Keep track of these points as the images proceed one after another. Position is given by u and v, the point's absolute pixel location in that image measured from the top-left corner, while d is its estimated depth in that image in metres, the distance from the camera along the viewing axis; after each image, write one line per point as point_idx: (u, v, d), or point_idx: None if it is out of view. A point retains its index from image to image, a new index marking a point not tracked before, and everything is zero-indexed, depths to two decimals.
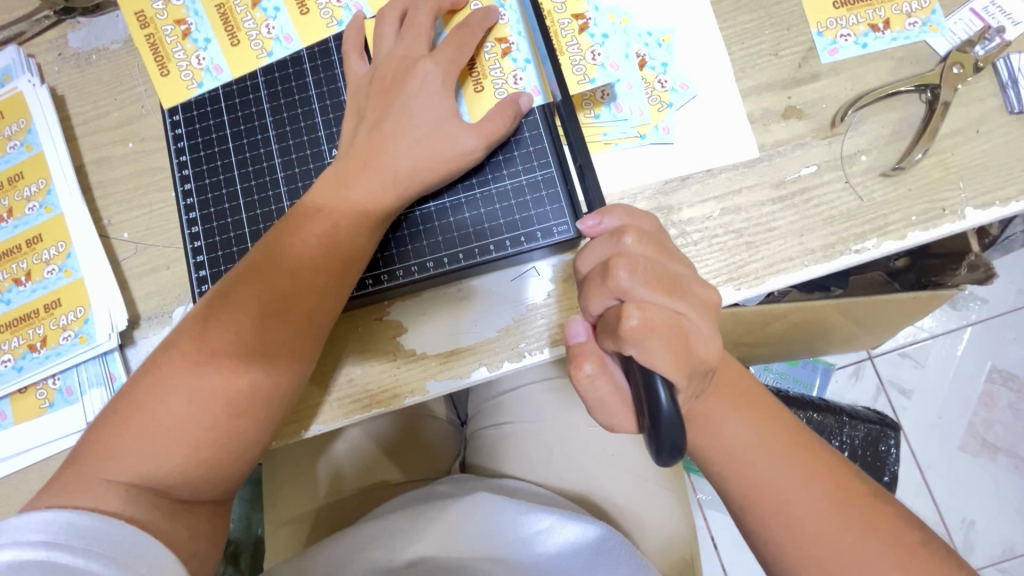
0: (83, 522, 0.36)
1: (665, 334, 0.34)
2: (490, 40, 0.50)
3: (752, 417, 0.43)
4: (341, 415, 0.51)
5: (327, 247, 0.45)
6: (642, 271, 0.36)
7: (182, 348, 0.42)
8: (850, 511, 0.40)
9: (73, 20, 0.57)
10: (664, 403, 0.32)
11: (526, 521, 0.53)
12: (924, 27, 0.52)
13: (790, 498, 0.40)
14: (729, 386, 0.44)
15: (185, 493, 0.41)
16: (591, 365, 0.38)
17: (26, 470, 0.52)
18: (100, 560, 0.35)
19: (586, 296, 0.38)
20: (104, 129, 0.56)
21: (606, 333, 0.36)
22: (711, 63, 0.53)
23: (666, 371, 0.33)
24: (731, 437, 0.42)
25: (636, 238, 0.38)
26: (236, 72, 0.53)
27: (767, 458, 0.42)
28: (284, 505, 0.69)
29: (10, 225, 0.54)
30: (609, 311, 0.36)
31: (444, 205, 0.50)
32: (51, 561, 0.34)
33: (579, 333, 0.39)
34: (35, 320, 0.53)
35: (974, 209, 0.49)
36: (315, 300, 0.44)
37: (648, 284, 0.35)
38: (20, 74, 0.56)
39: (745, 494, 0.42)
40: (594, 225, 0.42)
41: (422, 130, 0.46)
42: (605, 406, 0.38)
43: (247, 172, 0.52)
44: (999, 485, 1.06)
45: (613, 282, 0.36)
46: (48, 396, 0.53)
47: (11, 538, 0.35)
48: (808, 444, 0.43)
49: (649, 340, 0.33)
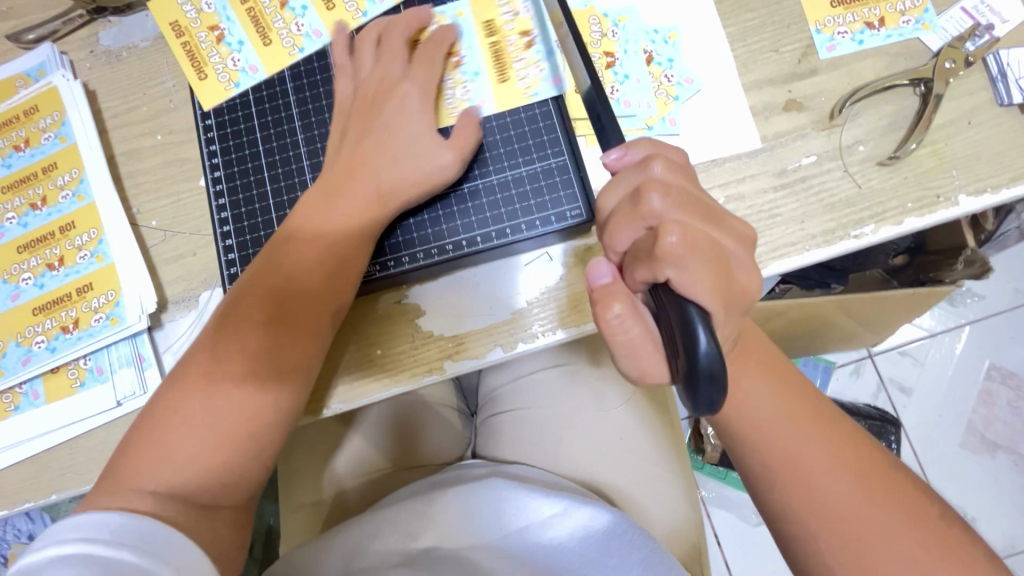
0: (116, 520, 0.38)
1: (704, 256, 0.35)
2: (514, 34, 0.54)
3: (779, 387, 0.45)
4: (361, 395, 0.53)
5: (330, 248, 0.48)
6: (674, 197, 0.37)
7: (220, 333, 0.46)
8: (868, 482, 0.42)
9: (105, 19, 0.60)
10: (703, 346, 0.32)
11: (536, 506, 0.55)
12: (918, 25, 0.55)
13: (812, 466, 0.42)
14: (759, 356, 0.45)
15: (217, 461, 0.43)
16: (622, 306, 0.37)
17: (57, 448, 0.53)
18: (134, 551, 0.36)
19: (614, 230, 0.39)
20: (134, 122, 0.59)
21: (637, 263, 0.37)
22: (715, 59, 0.55)
23: (707, 301, 0.34)
24: (759, 404, 0.44)
25: (663, 167, 0.39)
26: (270, 69, 0.56)
27: (793, 427, 0.43)
28: (301, 489, 0.71)
29: (43, 212, 0.57)
30: (641, 239, 0.37)
31: (463, 191, 0.53)
32: (114, 556, 0.36)
33: (605, 274, 0.39)
34: (68, 303, 0.55)
35: (967, 196, 0.52)
36: (333, 285, 0.48)
37: (680, 208, 0.37)
38: (55, 70, 0.59)
39: (763, 457, 0.44)
40: (617, 159, 0.41)
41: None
42: (632, 353, 0.38)
43: (274, 160, 0.55)
44: (999, 480, 1.07)
45: (645, 209, 0.37)
46: (79, 375, 0.55)
47: (78, 534, 0.36)
48: (830, 417, 0.44)
49: (688, 262, 0.35)
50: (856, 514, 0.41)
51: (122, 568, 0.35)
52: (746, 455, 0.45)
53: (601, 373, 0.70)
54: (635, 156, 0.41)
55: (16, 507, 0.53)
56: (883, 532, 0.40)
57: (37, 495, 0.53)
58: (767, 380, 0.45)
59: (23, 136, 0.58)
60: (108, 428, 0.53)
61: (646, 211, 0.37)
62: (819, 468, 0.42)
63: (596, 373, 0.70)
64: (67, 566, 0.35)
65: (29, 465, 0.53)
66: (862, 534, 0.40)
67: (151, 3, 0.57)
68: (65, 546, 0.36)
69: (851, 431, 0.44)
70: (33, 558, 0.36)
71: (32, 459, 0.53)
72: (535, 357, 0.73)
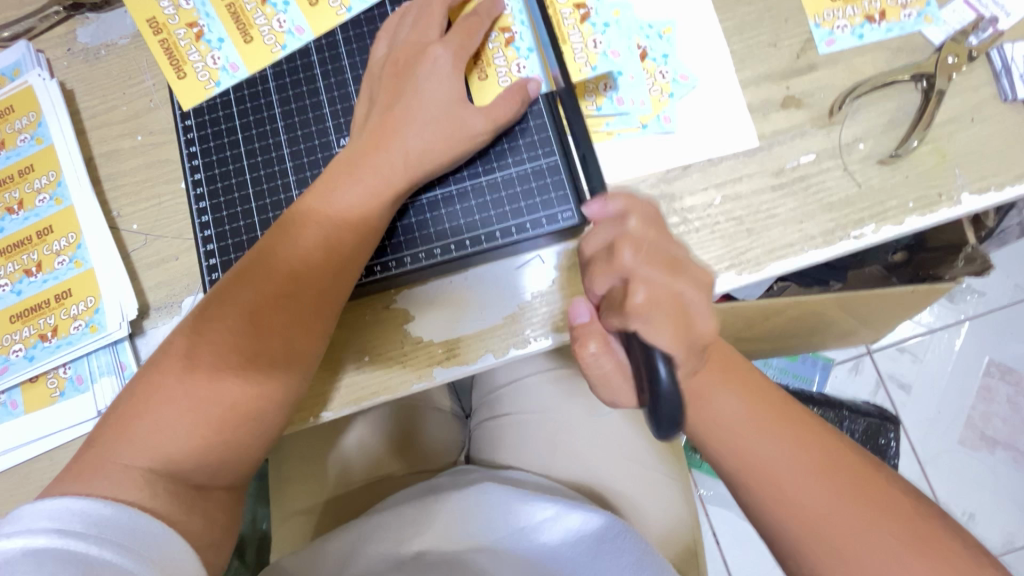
0: (99, 511, 0.37)
1: (668, 312, 0.34)
2: (495, 29, 0.51)
3: (746, 393, 0.44)
4: (349, 402, 0.52)
5: (334, 231, 0.46)
6: (646, 252, 0.36)
7: (195, 332, 0.43)
8: (856, 485, 0.40)
9: (82, 15, 0.58)
10: (664, 380, 0.32)
11: (531, 511, 0.53)
12: (920, 18, 0.53)
13: (784, 471, 0.41)
14: (724, 363, 0.45)
15: (196, 474, 0.41)
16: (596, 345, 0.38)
17: (37, 459, 0.52)
18: (113, 548, 0.35)
19: (591, 278, 0.39)
20: (113, 122, 0.57)
21: (610, 311, 0.36)
22: (711, 54, 0.54)
23: (672, 347, 0.34)
24: (726, 411, 0.43)
25: (640, 221, 0.38)
26: (251, 68, 0.54)
27: (761, 432, 0.42)
28: (293, 495, 0.70)
29: (20, 216, 0.55)
30: (613, 290, 0.37)
31: (451, 193, 0.51)
32: (65, 548, 0.34)
33: (583, 314, 0.39)
34: (46, 310, 0.53)
35: (969, 195, 0.50)
36: (325, 281, 0.45)
37: (649, 263, 0.36)
38: (31, 68, 0.57)
39: (746, 473, 0.42)
40: (600, 210, 0.40)
41: (430, 116, 0.47)
42: (607, 384, 0.39)
43: (256, 162, 0.53)
44: (998, 477, 1.06)
45: (618, 262, 0.36)
46: (59, 384, 0.53)
47: (25, 526, 0.35)
48: (803, 421, 0.43)
49: (653, 321, 0.34)
50: (848, 523, 0.39)
51: (75, 560, 0.34)
52: (720, 464, 0.44)
53: None
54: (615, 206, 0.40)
55: None
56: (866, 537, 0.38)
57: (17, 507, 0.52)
58: (732, 386, 0.44)
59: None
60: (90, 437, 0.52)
61: (618, 264, 0.36)
62: (792, 473, 0.41)
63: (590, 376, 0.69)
64: (39, 564, 0.34)
65: (8, 477, 0.52)
66: (856, 543, 0.38)
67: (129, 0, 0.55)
68: (12, 540, 0.34)
69: (825, 433, 0.43)
70: (1, 548, 0.34)
71: (11, 471, 0.52)
72: (529, 360, 0.71)
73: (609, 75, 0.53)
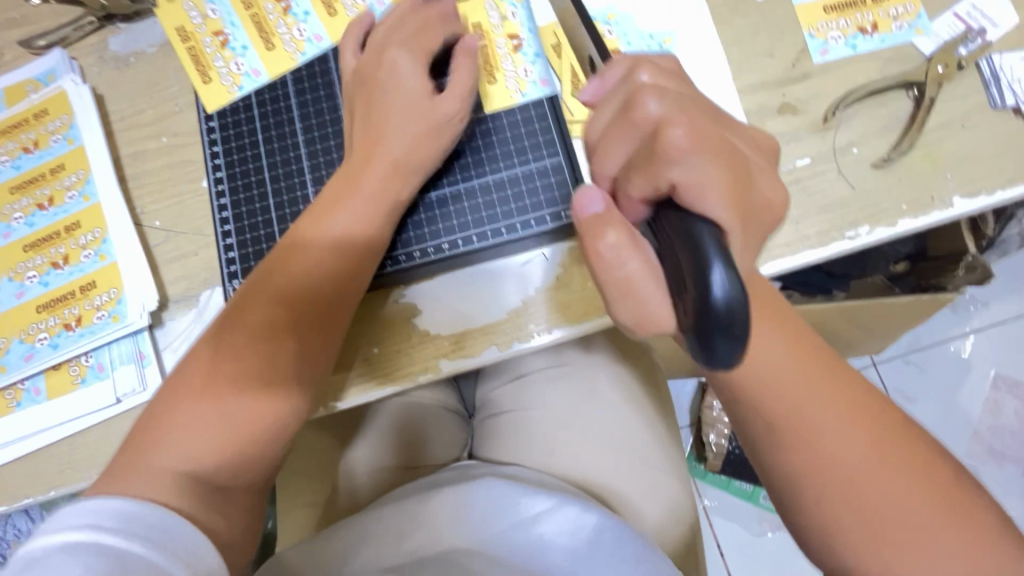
0: (129, 507, 0.37)
1: (710, 154, 0.34)
2: (504, 38, 0.56)
3: (797, 347, 0.42)
4: (357, 393, 0.54)
5: (340, 243, 0.49)
6: (669, 102, 0.36)
7: (220, 332, 0.46)
8: (893, 456, 0.40)
9: (113, 26, 0.62)
10: (719, 273, 0.29)
11: (528, 504, 0.54)
12: (910, 30, 0.55)
13: (833, 432, 0.40)
14: (777, 317, 0.43)
15: (211, 455, 0.43)
16: (617, 236, 0.36)
17: (58, 444, 0.54)
18: (143, 542, 0.36)
19: (610, 158, 0.38)
20: (139, 125, 0.60)
21: (634, 177, 0.36)
22: (709, 63, 0.56)
23: (722, 214, 0.33)
24: (778, 362, 0.41)
25: (651, 75, 0.39)
26: (273, 73, 0.57)
27: (811, 387, 0.41)
28: (301, 490, 0.73)
29: (50, 212, 0.58)
30: (639, 149, 0.36)
31: (458, 192, 0.54)
32: (97, 542, 0.35)
33: (595, 204, 0.37)
34: (71, 301, 0.56)
35: (961, 198, 0.52)
36: (343, 290, 0.49)
37: (679, 110, 0.36)
38: (64, 74, 0.60)
39: (790, 445, 0.41)
40: (598, 89, 0.40)
41: (442, 122, 0.50)
42: (630, 295, 0.36)
43: (275, 161, 0.56)
44: (1007, 491, 1.05)
45: (639, 116, 0.36)
46: (80, 371, 0.55)
47: (60, 522, 0.36)
48: (854, 382, 0.42)
49: (693, 160, 0.33)
50: (882, 499, 0.39)
51: (108, 554, 0.34)
52: (763, 437, 0.42)
53: (597, 375, 0.70)
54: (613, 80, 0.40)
55: (16, 502, 0.54)
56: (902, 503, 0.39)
57: (38, 491, 0.54)
58: (783, 335, 0.42)
59: (33, 138, 0.60)
60: (110, 423, 0.54)
61: (642, 117, 0.36)
62: (840, 434, 0.40)
63: (591, 374, 0.70)
64: (74, 556, 0.34)
65: (30, 461, 0.54)
66: (890, 514, 0.39)
67: (160, 12, 0.59)
68: (48, 536, 0.35)
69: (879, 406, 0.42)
70: (38, 544, 0.35)
71: (33, 455, 0.54)
72: (532, 359, 0.73)
73: None
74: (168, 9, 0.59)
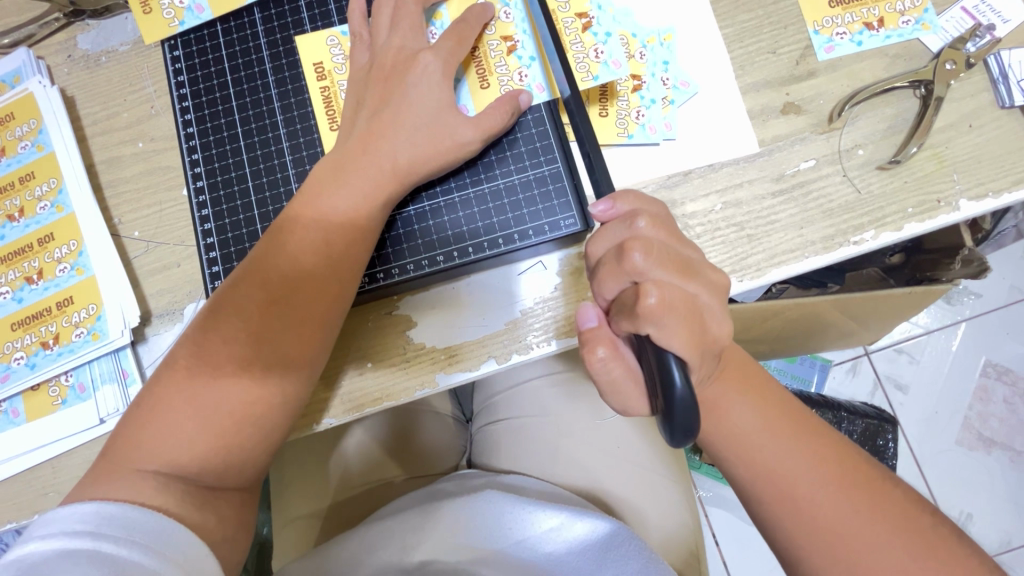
0: (122, 513, 0.38)
1: (681, 315, 0.35)
2: (571, 17, 0.53)
3: (762, 404, 0.44)
4: (351, 409, 0.52)
5: (312, 263, 0.46)
6: (657, 254, 0.37)
7: (198, 359, 0.44)
8: (857, 492, 0.40)
9: (82, 22, 0.58)
10: (679, 385, 0.33)
11: (535, 519, 0.53)
12: (917, 25, 0.54)
13: (799, 482, 0.41)
14: (739, 371, 0.45)
15: (204, 478, 0.42)
16: (605, 350, 0.39)
17: (40, 467, 0.52)
18: (141, 549, 0.36)
19: (600, 284, 0.40)
20: (114, 129, 0.57)
21: (621, 316, 0.37)
22: (712, 61, 0.54)
23: (684, 350, 0.35)
24: (743, 420, 0.43)
25: (649, 221, 0.39)
26: (305, 53, 0.54)
27: (778, 443, 0.42)
28: (294, 501, 0.69)
29: (21, 224, 0.55)
30: (625, 293, 0.38)
31: (453, 200, 0.52)
32: (96, 549, 0.36)
33: (590, 319, 0.41)
34: (47, 318, 0.53)
35: (968, 200, 0.51)
36: (317, 302, 0.45)
37: (662, 265, 0.37)
38: (31, 76, 0.57)
39: (751, 485, 0.42)
40: (604, 211, 0.42)
41: (420, 121, 0.48)
42: (617, 390, 0.40)
43: (258, 169, 0.54)
44: (995, 478, 1.07)
45: (627, 264, 0.37)
46: (60, 392, 0.53)
47: (58, 528, 0.36)
48: (820, 433, 0.43)
49: (666, 319, 0.35)
50: (848, 529, 0.39)
51: (108, 561, 0.35)
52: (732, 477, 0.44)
53: None
54: (622, 209, 0.42)
55: None
56: (880, 542, 0.38)
57: (18, 516, 0.52)
58: (749, 393, 0.44)
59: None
60: (92, 446, 0.52)
61: (629, 267, 0.37)
62: (808, 483, 0.41)
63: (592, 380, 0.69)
64: (75, 562, 0.35)
65: (10, 484, 0.52)
66: (856, 547, 0.39)
67: (144, 24, 0.56)
68: (48, 541, 0.36)
69: (836, 441, 0.43)
70: (38, 549, 0.36)
71: (13, 479, 0.52)
72: (531, 364, 0.72)
73: (660, 92, 0.53)
74: (148, 21, 0.56)
